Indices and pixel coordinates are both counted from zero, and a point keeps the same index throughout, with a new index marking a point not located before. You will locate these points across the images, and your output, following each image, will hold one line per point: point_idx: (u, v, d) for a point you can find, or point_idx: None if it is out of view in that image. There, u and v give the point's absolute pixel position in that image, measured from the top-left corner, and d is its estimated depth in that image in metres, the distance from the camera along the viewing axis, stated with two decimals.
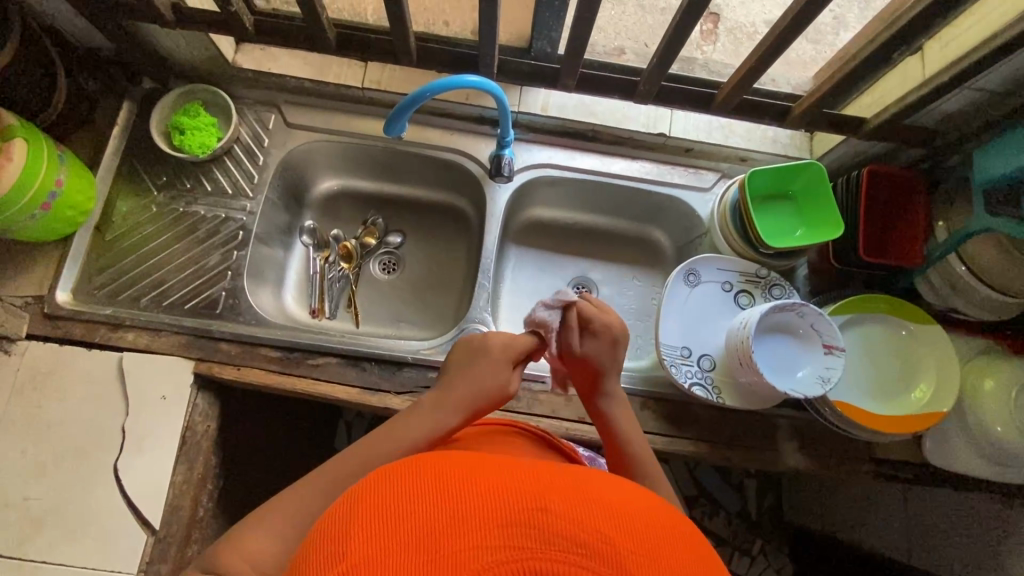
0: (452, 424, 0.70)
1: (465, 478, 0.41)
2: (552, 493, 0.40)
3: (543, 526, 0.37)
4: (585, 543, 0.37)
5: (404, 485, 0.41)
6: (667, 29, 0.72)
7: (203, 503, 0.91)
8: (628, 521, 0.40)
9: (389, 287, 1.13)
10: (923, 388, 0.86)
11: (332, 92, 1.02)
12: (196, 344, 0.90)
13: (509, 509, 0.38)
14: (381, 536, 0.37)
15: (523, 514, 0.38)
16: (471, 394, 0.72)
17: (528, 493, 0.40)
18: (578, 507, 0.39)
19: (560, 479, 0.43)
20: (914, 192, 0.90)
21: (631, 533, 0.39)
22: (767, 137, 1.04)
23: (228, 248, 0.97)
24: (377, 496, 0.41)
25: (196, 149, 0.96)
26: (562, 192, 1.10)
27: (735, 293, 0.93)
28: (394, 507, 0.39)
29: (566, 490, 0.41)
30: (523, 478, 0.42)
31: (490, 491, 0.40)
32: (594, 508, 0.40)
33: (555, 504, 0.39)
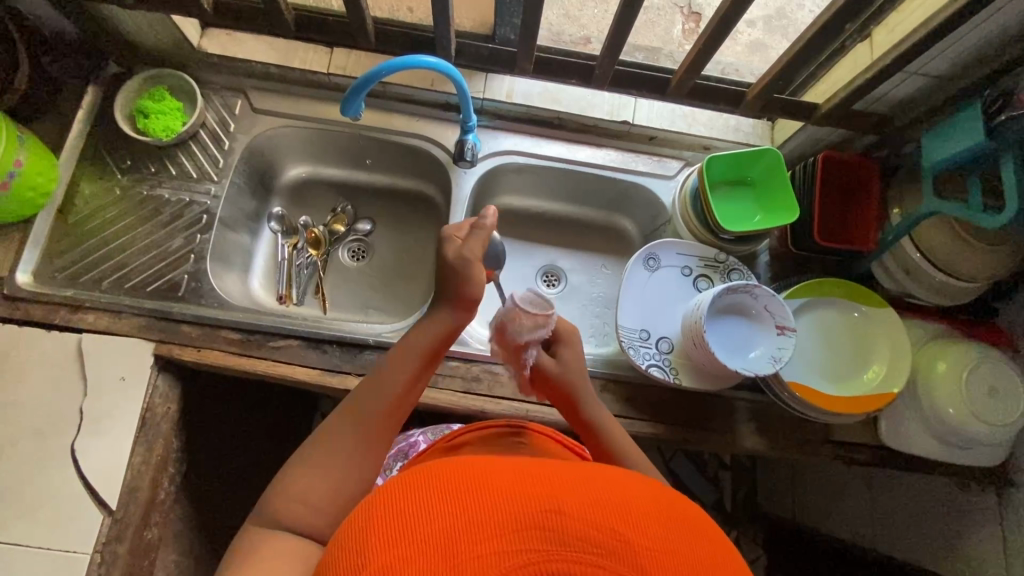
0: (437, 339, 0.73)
1: (479, 479, 0.41)
2: (562, 493, 0.41)
3: (558, 528, 0.38)
4: (601, 543, 0.38)
5: (418, 487, 0.41)
6: (617, 11, 0.73)
7: (163, 486, 0.91)
8: (641, 520, 0.40)
9: (358, 274, 1.13)
10: (876, 367, 0.88)
11: (298, 78, 1.03)
12: (157, 326, 0.90)
13: (524, 512, 0.39)
14: (402, 543, 0.38)
15: (537, 517, 0.39)
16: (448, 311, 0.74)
17: (540, 494, 0.40)
18: (593, 509, 0.40)
19: (572, 478, 0.43)
20: (868, 177, 0.91)
21: (647, 532, 0.40)
22: (729, 126, 1.05)
23: (192, 232, 0.97)
24: (392, 502, 0.41)
25: (160, 132, 0.97)
26: (530, 180, 1.11)
27: (695, 277, 0.94)
28: (413, 513, 0.39)
29: (577, 491, 0.41)
30: (534, 478, 0.42)
31: (505, 493, 0.40)
32: (606, 508, 0.40)
33: (568, 504, 0.40)
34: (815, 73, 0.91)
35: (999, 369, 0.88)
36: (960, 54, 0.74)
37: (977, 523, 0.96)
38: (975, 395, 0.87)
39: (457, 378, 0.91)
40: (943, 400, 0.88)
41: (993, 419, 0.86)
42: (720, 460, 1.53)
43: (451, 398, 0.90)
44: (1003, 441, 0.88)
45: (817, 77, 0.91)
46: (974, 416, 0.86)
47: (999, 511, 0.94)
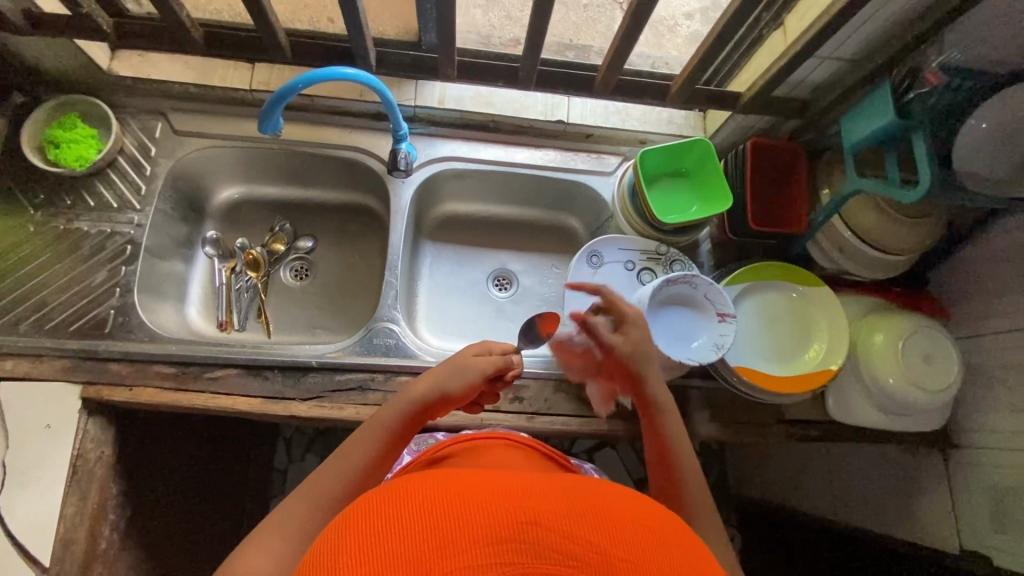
0: (429, 405, 0.73)
1: (460, 496, 0.41)
2: (543, 505, 0.40)
3: (536, 540, 0.37)
4: (577, 555, 0.37)
5: (396, 506, 0.40)
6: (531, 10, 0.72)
7: (105, 534, 0.86)
8: (620, 531, 0.40)
9: (302, 294, 1.10)
10: (816, 346, 0.90)
11: (220, 96, 0.99)
12: (83, 367, 0.85)
13: (501, 525, 0.38)
14: (371, 562, 0.37)
15: (515, 529, 0.38)
16: (448, 378, 0.74)
17: (520, 508, 0.40)
18: (570, 520, 0.39)
19: (552, 491, 0.43)
20: (796, 162, 0.93)
21: (623, 542, 0.39)
22: (663, 118, 1.06)
23: (116, 264, 0.91)
24: (365, 525, 0.40)
25: (74, 162, 0.92)
26: (470, 185, 1.10)
27: (638, 271, 0.94)
28: (385, 534, 0.38)
29: (555, 503, 0.41)
30: (514, 493, 0.42)
31: (483, 507, 0.39)
32: (582, 519, 0.40)
33: (545, 515, 0.39)
34: (738, 63, 0.93)
35: (933, 337, 0.91)
36: (867, 37, 0.76)
37: (927, 487, 0.99)
38: (913, 364, 0.90)
39: None
40: (882, 372, 0.91)
41: (930, 386, 0.89)
42: (691, 447, 1.55)
43: None
44: (941, 405, 0.91)
45: (740, 66, 0.93)
46: (913, 385, 0.89)
47: (945, 473, 0.97)
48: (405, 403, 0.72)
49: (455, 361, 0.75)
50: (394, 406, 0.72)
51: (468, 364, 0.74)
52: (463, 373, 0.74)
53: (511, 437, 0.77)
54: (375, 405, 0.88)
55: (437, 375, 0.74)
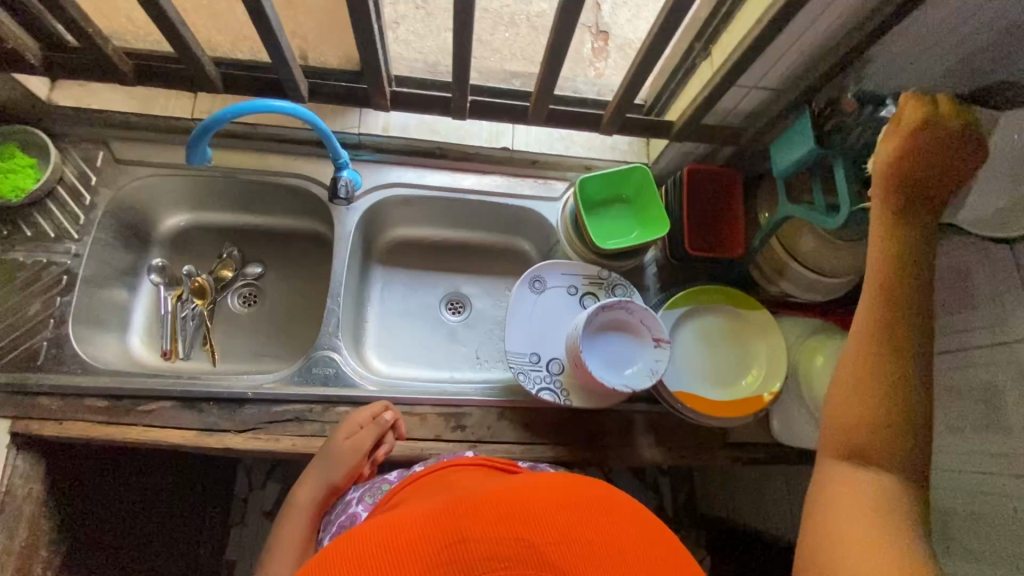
0: (321, 496, 0.81)
1: (399, 530, 0.45)
2: (469, 519, 0.45)
3: (467, 558, 0.43)
4: (508, 556, 0.43)
5: (330, 554, 0.44)
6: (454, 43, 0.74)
7: (35, 572, 0.84)
8: (545, 520, 0.46)
9: (250, 321, 1.09)
10: (755, 371, 0.91)
11: (162, 126, 0.99)
12: (11, 402, 0.83)
13: (432, 553, 0.43)
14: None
15: (446, 554, 0.43)
16: (325, 470, 0.81)
17: (456, 529, 0.45)
18: (504, 526, 0.45)
19: (477, 501, 0.47)
20: (732, 186, 0.94)
21: (549, 528, 0.45)
22: (607, 144, 1.07)
23: (51, 295, 0.90)
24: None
25: (9, 192, 0.91)
26: (419, 210, 1.10)
27: (580, 296, 0.95)
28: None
29: (481, 515, 0.46)
30: (439, 517, 0.46)
31: (421, 536, 0.44)
32: (513, 523, 0.45)
33: (470, 529, 0.45)
34: (674, 91, 0.94)
35: None
36: (787, 68, 0.78)
37: None
38: None
39: None
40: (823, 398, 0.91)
41: None
42: (659, 467, 1.53)
43: None
44: None
45: (676, 94, 0.95)
46: None
47: None
48: (304, 503, 0.81)
49: (326, 453, 0.82)
50: (298, 507, 0.81)
51: (339, 447, 0.81)
52: (337, 459, 0.82)
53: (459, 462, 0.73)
54: (313, 436, 0.87)
55: (316, 470, 0.82)
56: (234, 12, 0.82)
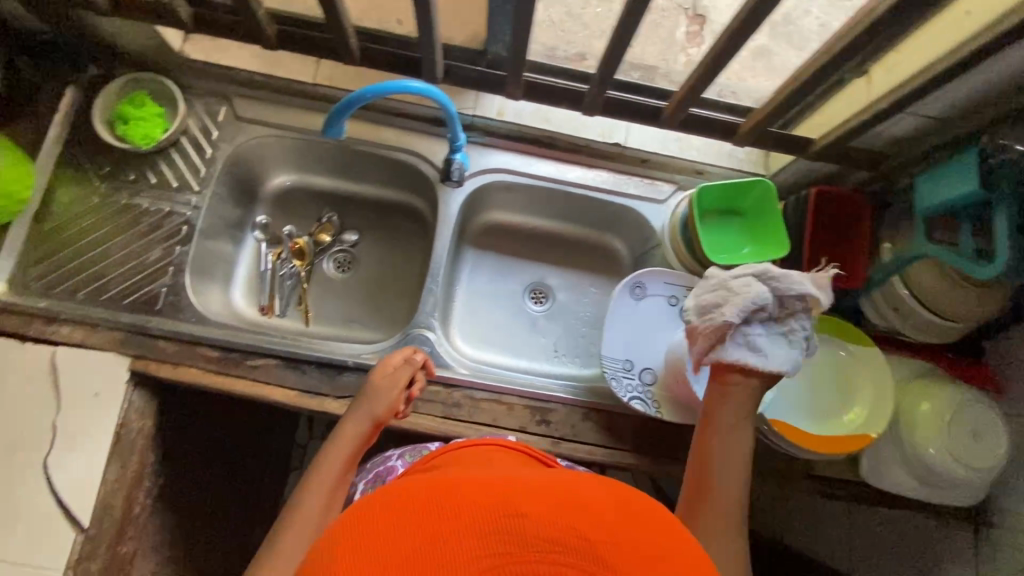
0: (359, 435, 0.77)
1: (445, 496, 0.41)
2: (523, 497, 0.41)
3: (519, 532, 0.38)
4: (563, 543, 0.38)
5: (374, 516, 0.41)
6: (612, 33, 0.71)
7: (139, 500, 0.91)
8: (609, 525, 0.40)
9: (343, 287, 1.12)
10: (856, 410, 0.87)
11: (285, 88, 1.00)
12: (132, 341, 0.88)
13: (478, 522, 0.39)
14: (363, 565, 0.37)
15: (492, 529, 0.38)
16: (369, 406, 0.79)
17: (512, 501, 0.40)
18: (564, 513, 0.40)
19: (534, 484, 0.43)
20: (861, 213, 0.89)
21: (610, 530, 0.40)
22: (723, 151, 1.03)
23: (171, 244, 0.94)
24: (346, 546, 0.39)
25: (140, 141, 0.94)
26: (518, 197, 1.09)
27: (681, 307, 0.93)
28: (359, 544, 0.38)
29: (537, 496, 0.41)
30: (492, 488, 0.42)
31: (473, 504, 0.40)
32: (568, 508, 0.40)
33: (527, 503, 0.40)
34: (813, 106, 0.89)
35: (982, 414, 0.88)
36: (959, 99, 0.72)
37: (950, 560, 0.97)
38: (956, 438, 0.87)
39: (436, 404, 0.90)
40: (923, 441, 0.89)
41: (972, 463, 0.86)
42: None
43: (430, 422, 0.89)
44: (982, 484, 0.88)
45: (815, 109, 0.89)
46: (953, 459, 0.87)
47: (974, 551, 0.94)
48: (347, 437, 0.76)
49: (368, 387, 0.80)
50: (339, 441, 0.76)
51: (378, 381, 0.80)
52: (383, 391, 0.80)
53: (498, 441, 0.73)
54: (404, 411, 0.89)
55: (358, 405, 0.79)
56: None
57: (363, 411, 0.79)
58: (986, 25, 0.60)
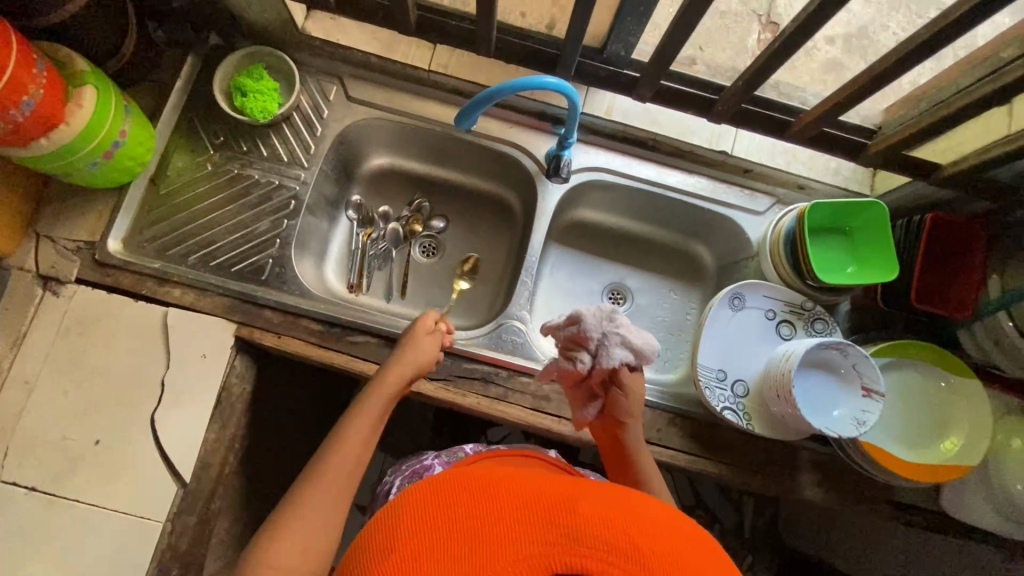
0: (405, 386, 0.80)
1: (511, 487, 0.47)
2: (578, 503, 0.45)
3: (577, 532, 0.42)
4: (607, 540, 0.42)
5: (461, 492, 0.46)
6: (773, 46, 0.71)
7: (230, 462, 0.94)
8: (648, 529, 0.44)
9: (429, 272, 1.14)
10: (953, 440, 0.87)
11: (396, 71, 1.01)
12: (239, 308, 0.91)
13: (542, 519, 0.43)
14: (430, 528, 0.43)
15: (556, 518, 0.43)
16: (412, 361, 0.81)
17: (557, 501, 0.45)
18: (602, 511, 0.44)
19: (590, 492, 0.48)
20: (974, 245, 0.88)
21: (657, 544, 0.43)
22: (829, 168, 1.02)
23: (279, 217, 0.96)
24: (429, 498, 0.46)
25: (257, 113, 0.96)
26: (612, 198, 1.09)
27: (778, 321, 0.92)
28: (445, 507, 0.45)
29: (592, 505, 0.45)
30: (560, 494, 0.47)
31: (529, 498, 0.45)
32: (622, 520, 0.44)
33: (582, 507, 0.45)
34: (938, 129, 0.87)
35: None
36: None
37: None
38: None
39: (526, 395, 0.91)
40: None
41: None
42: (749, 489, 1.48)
43: (520, 413, 0.90)
44: None
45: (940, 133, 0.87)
46: None
47: None
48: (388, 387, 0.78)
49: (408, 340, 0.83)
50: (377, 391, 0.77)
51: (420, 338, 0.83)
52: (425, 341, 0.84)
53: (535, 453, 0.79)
54: (496, 399, 0.91)
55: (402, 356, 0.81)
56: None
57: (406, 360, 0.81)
58: None
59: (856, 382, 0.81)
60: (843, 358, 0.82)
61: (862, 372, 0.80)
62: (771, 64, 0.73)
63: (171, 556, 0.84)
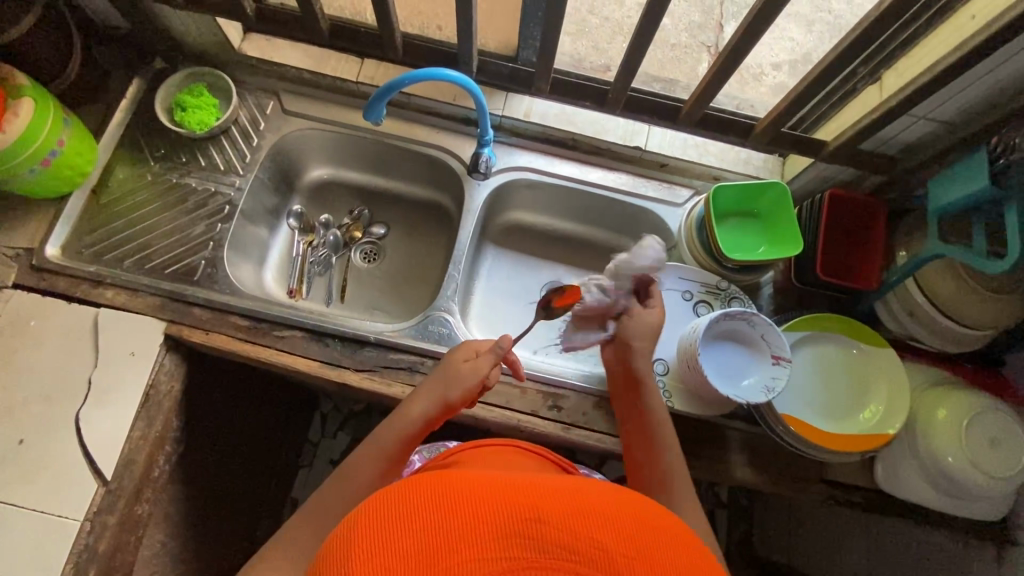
0: (429, 412, 0.76)
1: (464, 484, 0.43)
2: (542, 501, 0.42)
3: (541, 538, 0.39)
4: (578, 550, 0.39)
5: (410, 500, 0.42)
6: (633, 34, 0.77)
7: (158, 463, 0.93)
8: (620, 528, 0.42)
9: (368, 276, 1.17)
10: (872, 407, 0.87)
11: (329, 84, 1.08)
12: (169, 307, 0.94)
13: (504, 520, 0.40)
14: (384, 554, 0.39)
15: (518, 525, 0.40)
16: (443, 386, 0.77)
17: (519, 504, 0.41)
18: (568, 513, 0.41)
19: (550, 485, 0.44)
20: (875, 217, 0.91)
21: (628, 540, 0.41)
22: (740, 158, 1.08)
23: (213, 221, 1.01)
24: (377, 517, 0.42)
25: (195, 126, 1.02)
26: (541, 197, 1.13)
27: (695, 302, 0.96)
28: (396, 525, 0.41)
29: (554, 499, 0.43)
30: (518, 486, 0.43)
31: (489, 504, 0.41)
32: (590, 516, 0.42)
33: (546, 511, 0.41)
34: (827, 111, 0.93)
35: (999, 421, 0.86)
36: (969, 103, 0.75)
37: None
38: (973, 444, 0.86)
39: None
40: (942, 446, 0.87)
41: (990, 470, 0.84)
42: (716, 496, 1.43)
43: None
44: (1003, 494, 0.86)
45: (829, 115, 0.93)
46: (973, 466, 0.84)
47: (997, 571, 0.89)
48: (404, 416, 0.76)
49: (447, 368, 0.79)
50: (398, 420, 0.76)
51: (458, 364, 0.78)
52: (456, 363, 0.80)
53: (514, 445, 0.79)
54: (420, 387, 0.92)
55: (438, 383, 0.78)
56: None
57: (433, 386, 0.78)
58: (984, 24, 0.65)
59: (769, 352, 0.82)
60: (752, 327, 0.83)
61: (771, 342, 0.82)
62: (638, 52, 0.79)
63: (88, 558, 0.83)
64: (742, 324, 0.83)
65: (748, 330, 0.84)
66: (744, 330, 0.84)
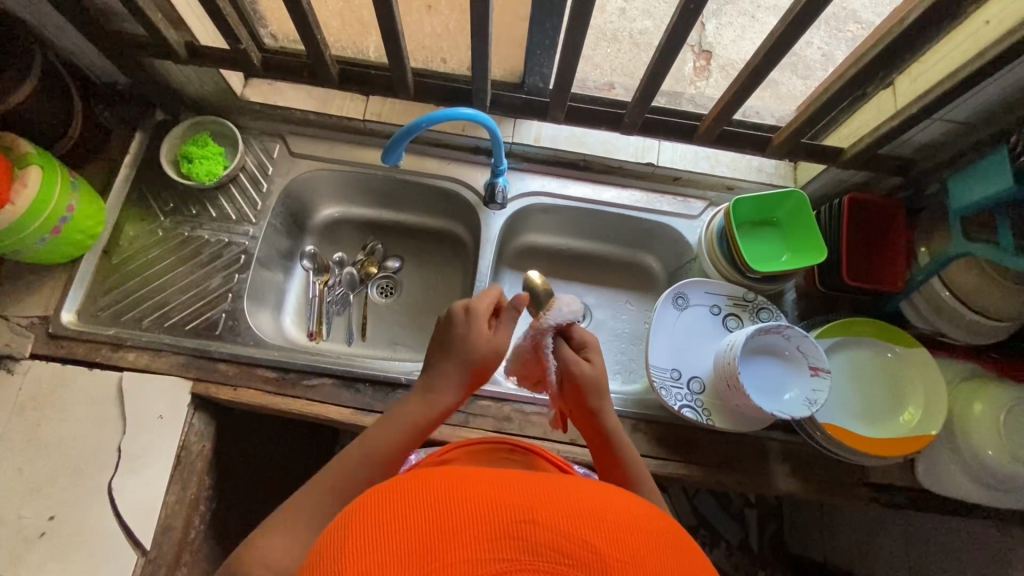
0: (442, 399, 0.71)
1: (457, 483, 0.41)
2: (538, 501, 0.40)
3: (535, 539, 0.37)
4: (572, 553, 0.36)
5: (401, 497, 0.40)
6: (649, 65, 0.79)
7: (195, 525, 0.91)
8: (618, 531, 0.39)
9: (387, 311, 1.15)
10: (911, 410, 0.87)
11: (334, 124, 1.08)
12: (195, 364, 0.92)
13: (497, 521, 0.38)
14: (368, 553, 0.36)
15: (511, 527, 0.37)
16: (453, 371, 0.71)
17: (512, 504, 0.39)
18: (565, 513, 0.39)
19: (549, 485, 0.42)
20: (895, 219, 0.92)
21: (625, 544, 0.38)
22: (752, 166, 1.08)
23: (229, 272, 1.00)
24: (365, 511, 0.39)
25: (204, 177, 1.00)
26: (556, 219, 1.13)
27: (723, 316, 0.95)
28: (386, 522, 0.38)
29: (552, 499, 0.40)
30: (514, 486, 0.41)
31: (477, 502, 0.39)
32: (587, 517, 0.39)
33: (542, 512, 0.38)
34: (838, 117, 0.94)
35: None
36: (987, 103, 0.75)
37: None
38: (1013, 436, 0.86)
39: (487, 417, 0.92)
40: (981, 441, 0.87)
41: None
42: (745, 497, 1.41)
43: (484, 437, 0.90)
44: None
45: (839, 121, 0.94)
46: (1015, 460, 0.85)
47: None
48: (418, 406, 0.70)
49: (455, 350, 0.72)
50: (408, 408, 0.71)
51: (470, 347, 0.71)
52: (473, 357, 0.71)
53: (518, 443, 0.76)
54: (457, 425, 0.91)
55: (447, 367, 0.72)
56: (443, 24, 0.91)
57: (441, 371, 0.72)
58: (999, 35, 0.66)
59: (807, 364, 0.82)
60: (787, 340, 0.83)
61: (808, 354, 0.81)
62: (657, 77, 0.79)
63: None
64: (778, 338, 0.84)
65: (783, 342, 0.84)
66: (778, 343, 0.84)
